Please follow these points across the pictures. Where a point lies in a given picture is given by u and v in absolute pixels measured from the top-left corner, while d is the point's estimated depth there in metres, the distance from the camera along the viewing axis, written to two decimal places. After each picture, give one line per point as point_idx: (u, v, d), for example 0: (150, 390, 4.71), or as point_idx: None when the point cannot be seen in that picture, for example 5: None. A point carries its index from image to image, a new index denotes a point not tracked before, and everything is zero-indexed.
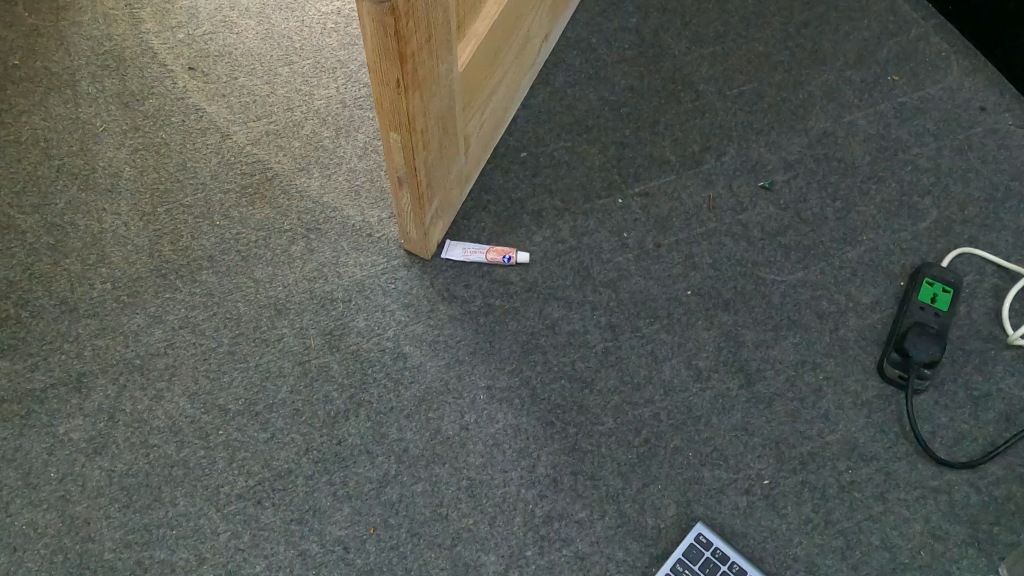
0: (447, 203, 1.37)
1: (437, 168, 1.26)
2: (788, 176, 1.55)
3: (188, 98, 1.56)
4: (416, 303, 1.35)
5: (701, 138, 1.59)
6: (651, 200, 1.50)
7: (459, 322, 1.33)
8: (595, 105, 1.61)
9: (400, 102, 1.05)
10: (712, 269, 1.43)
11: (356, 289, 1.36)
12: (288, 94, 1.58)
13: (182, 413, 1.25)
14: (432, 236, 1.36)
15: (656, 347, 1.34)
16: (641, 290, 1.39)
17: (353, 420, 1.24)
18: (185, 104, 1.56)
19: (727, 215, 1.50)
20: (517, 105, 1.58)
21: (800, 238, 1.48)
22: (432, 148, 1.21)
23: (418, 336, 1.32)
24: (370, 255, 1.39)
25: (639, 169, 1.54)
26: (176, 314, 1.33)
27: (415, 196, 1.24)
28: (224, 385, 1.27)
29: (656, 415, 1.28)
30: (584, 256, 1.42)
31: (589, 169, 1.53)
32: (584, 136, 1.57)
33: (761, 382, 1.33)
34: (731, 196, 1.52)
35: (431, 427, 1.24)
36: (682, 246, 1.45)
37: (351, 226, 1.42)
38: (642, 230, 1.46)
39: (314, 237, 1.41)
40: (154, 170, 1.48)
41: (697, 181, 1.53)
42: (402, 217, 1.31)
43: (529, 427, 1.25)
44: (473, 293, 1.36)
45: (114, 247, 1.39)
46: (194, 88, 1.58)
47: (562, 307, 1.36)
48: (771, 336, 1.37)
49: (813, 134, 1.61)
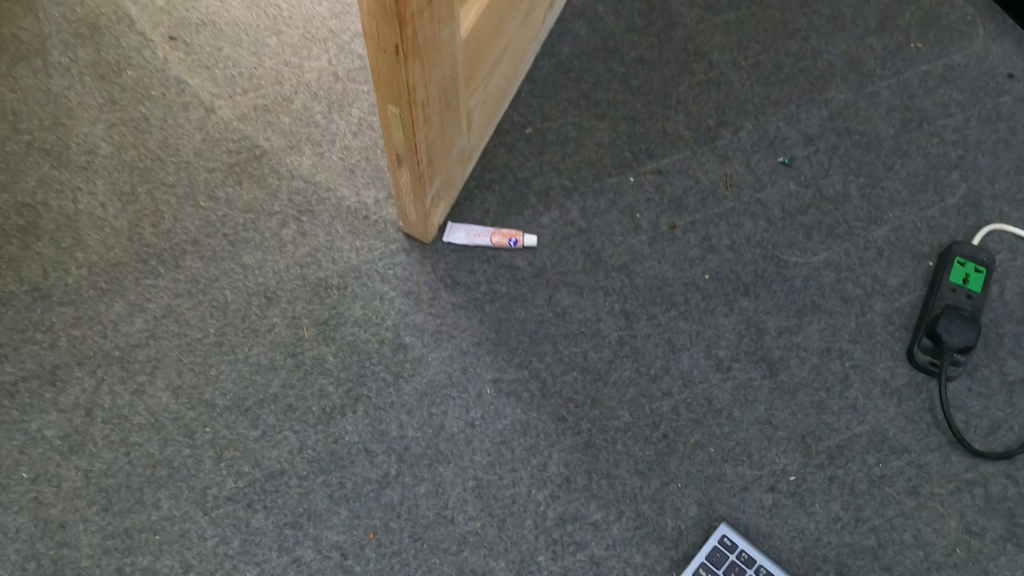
0: (449, 182, 1.28)
1: (438, 145, 1.17)
2: (809, 151, 1.45)
3: (169, 70, 1.47)
4: (417, 290, 1.26)
5: (715, 112, 1.49)
6: (665, 178, 1.41)
7: (462, 310, 1.25)
8: (603, 78, 1.52)
9: (399, 71, 0.96)
10: (731, 251, 1.34)
11: (352, 276, 1.27)
12: (277, 66, 1.48)
13: (165, 409, 1.16)
14: (433, 218, 1.27)
15: (673, 335, 1.25)
16: (656, 275, 1.31)
17: (351, 416, 1.16)
18: (166, 76, 1.46)
19: (745, 193, 1.40)
20: (521, 78, 1.49)
21: (822, 217, 1.38)
22: (433, 123, 1.12)
23: (419, 325, 1.23)
24: (367, 239, 1.30)
25: (651, 145, 1.44)
26: (157, 302, 1.23)
27: (415, 176, 1.15)
28: (211, 379, 1.18)
29: (675, 409, 1.19)
30: (595, 239, 1.33)
31: (599, 145, 1.44)
32: (593, 110, 1.48)
33: (785, 371, 1.24)
34: (750, 173, 1.43)
35: (435, 423, 1.16)
36: (698, 227, 1.36)
37: (346, 208, 1.33)
38: (656, 211, 1.37)
39: (307, 220, 1.31)
40: (132, 147, 1.38)
41: (713, 157, 1.44)
42: (402, 199, 1.21)
43: (540, 423, 1.17)
44: (478, 279, 1.27)
45: (90, 230, 1.29)
46: (175, 59, 1.48)
47: (573, 294, 1.27)
48: (794, 322, 1.28)
49: (833, 107, 1.50)
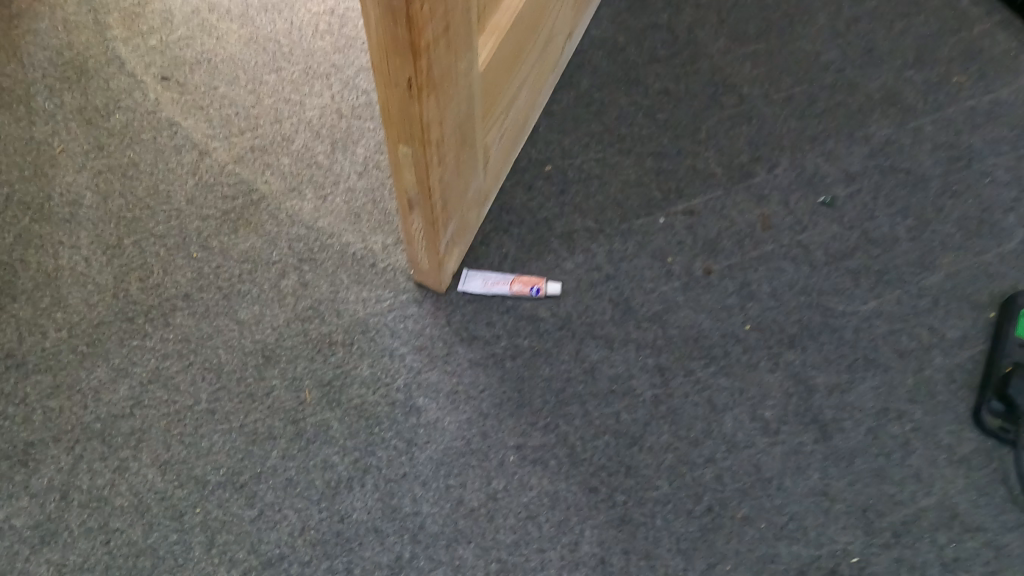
0: (463, 227, 1.17)
1: (452, 187, 1.06)
2: (851, 190, 1.34)
3: (161, 112, 1.37)
4: (430, 345, 1.14)
5: (748, 148, 1.39)
6: (697, 219, 1.30)
7: (480, 368, 1.13)
8: (626, 111, 1.42)
9: (411, 106, 0.85)
10: (772, 299, 1.23)
11: (358, 331, 1.15)
12: (277, 105, 1.38)
13: (150, 488, 1.04)
14: (447, 266, 1.15)
15: (714, 393, 1.13)
16: (693, 325, 1.19)
17: (358, 491, 1.04)
18: (157, 119, 1.36)
19: (784, 235, 1.29)
20: (538, 113, 1.38)
21: (869, 261, 1.27)
22: (448, 163, 1.01)
23: (433, 386, 1.11)
24: (374, 289, 1.19)
25: (681, 184, 1.34)
26: (144, 365, 1.12)
27: (427, 221, 1.04)
28: (202, 452, 1.06)
29: (719, 478, 1.07)
30: (624, 287, 1.22)
31: (624, 184, 1.33)
32: (617, 146, 1.37)
33: (839, 434, 1.12)
34: (788, 213, 1.32)
35: (452, 497, 1.04)
36: (736, 273, 1.25)
37: (352, 256, 1.22)
38: (689, 255, 1.26)
39: (309, 269, 1.20)
40: (120, 196, 1.28)
41: (748, 196, 1.33)
42: (413, 246, 1.10)
43: (569, 495, 1.04)
44: (497, 333, 1.15)
45: (71, 287, 1.19)
46: (168, 100, 1.38)
47: (602, 348, 1.15)
48: (846, 377, 1.16)
49: (874, 143, 1.40)
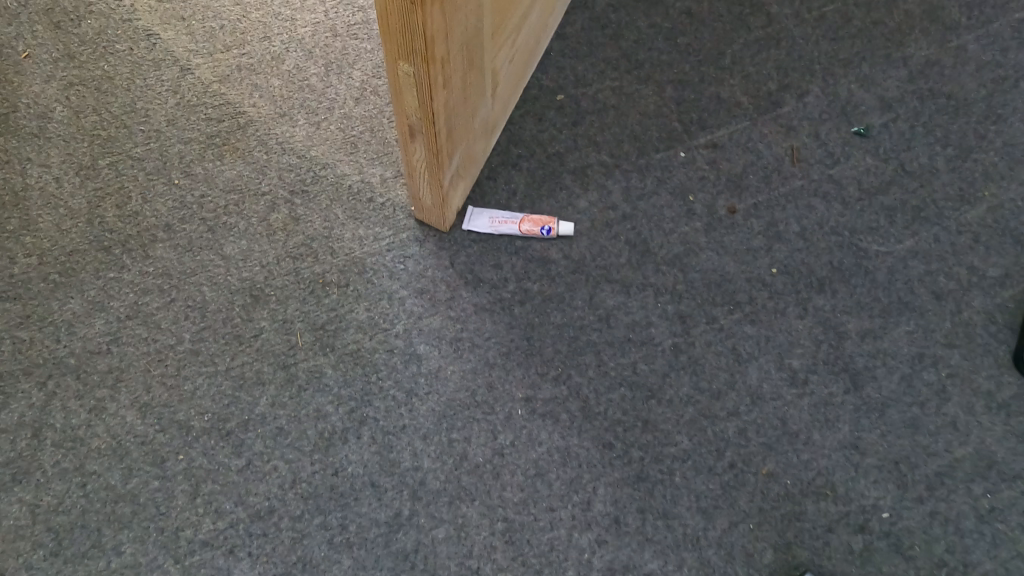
0: (470, 160, 1.07)
1: (458, 113, 0.95)
2: (886, 117, 1.23)
3: (137, 21, 1.26)
4: (431, 288, 1.05)
5: (777, 74, 1.27)
6: (722, 153, 1.19)
7: (487, 313, 1.04)
8: (644, 34, 1.30)
9: (413, 14, 0.74)
10: (801, 239, 1.13)
11: (354, 270, 1.06)
12: (265, 19, 1.27)
13: (130, 431, 0.96)
14: (451, 203, 1.06)
15: (737, 342, 1.05)
16: (716, 268, 1.10)
17: (354, 443, 0.96)
18: (134, 28, 1.25)
19: (815, 170, 1.18)
20: (550, 37, 1.27)
21: (905, 196, 1.16)
22: (454, 85, 0.90)
23: (435, 331, 1.03)
24: (371, 226, 1.09)
25: (705, 114, 1.23)
26: (122, 300, 1.04)
27: (431, 152, 0.93)
28: (186, 396, 0.98)
29: (742, 433, 0.99)
30: (642, 226, 1.12)
31: (643, 114, 1.22)
32: (635, 73, 1.26)
33: (870, 384, 1.03)
34: (819, 144, 1.20)
35: (456, 452, 0.96)
36: (763, 211, 1.15)
37: (348, 188, 1.11)
38: (712, 192, 1.16)
39: (300, 202, 1.10)
40: (93, 111, 1.17)
41: (777, 127, 1.22)
42: (414, 178, 1.00)
43: (581, 450, 0.97)
44: (505, 275, 1.06)
45: (41, 210, 1.09)
46: (145, 8, 1.27)
47: (618, 293, 1.07)
48: (878, 323, 1.07)
49: (913, 65, 1.27)
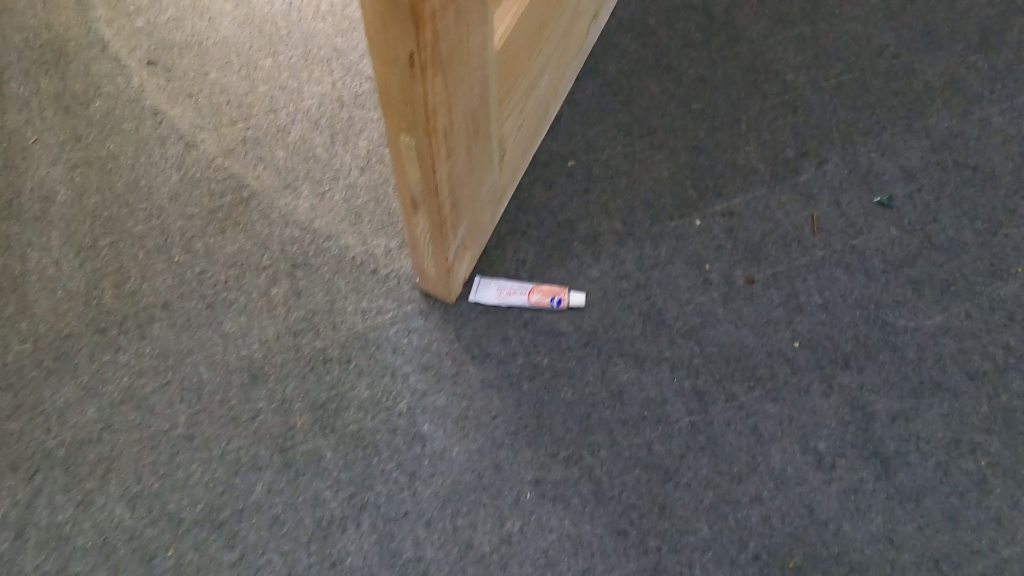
0: (476, 228, 1.03)
1: (462, 184, 0.93)
2: (910, 188, 1.19)
3: (145, 100, 1.25)
4: (435, 363, 1.01)
5: (794, 142, 1.24)
6: (738, 221, 1.16)
7: (494, 389, 0.99)
8: (657, 100, 1.28)
9: (413, 86, 0.72)
10: (824, 312, 1.08)
11: (356, 345, 1.02)
12: (272, 92, 1.25)
13: (118, 526, 0.92)
14: (456, 273, 1.02)
15: (759, 421, 0.99)
16: (735, 342, 1.05)
17: (352, 532, 0.91)
18: (141, 107, 1.24)
19: (837, 239, 1.14)
20: (560, 102, 1.24)
21: (933, 269, 1.11)
22: (457, 156, 0.88)
23: (440, 409, 0.98)
24: (375, 298, 1.06)
25: (720, 181, 1.20)
26: (115, 384, 1.01)
27: (434, 224, 0.90)
28: (178, 485, 0.94)
29: (767, 521, 0.93)
30: (656, 297, 1.08)
31: (656, 181, 1.19)
32: (647, 139, 1.23)
33: (904, 470, 0.97)
34: (840, 214, 1.16)
35: (460, 540, 0.91)
36: (783, 281, 1.10)
37: (350, 259, 1.09)
38: (729, 261, 1.12)
39: (302, 276, 1.07)
40: (96, 191, 1.16)
41: (795, 194, 1.18)
42: (418, 250, 0.97)
43: (594, 538, 0.91)
44: (513, 349, 1.02)
45: (39, 292, 1.07)
46: (153, 87, 1.26)
47: (632, 368, 1.02)
48: (910, 404, 1.01)
49: (935, 135, 1.24)
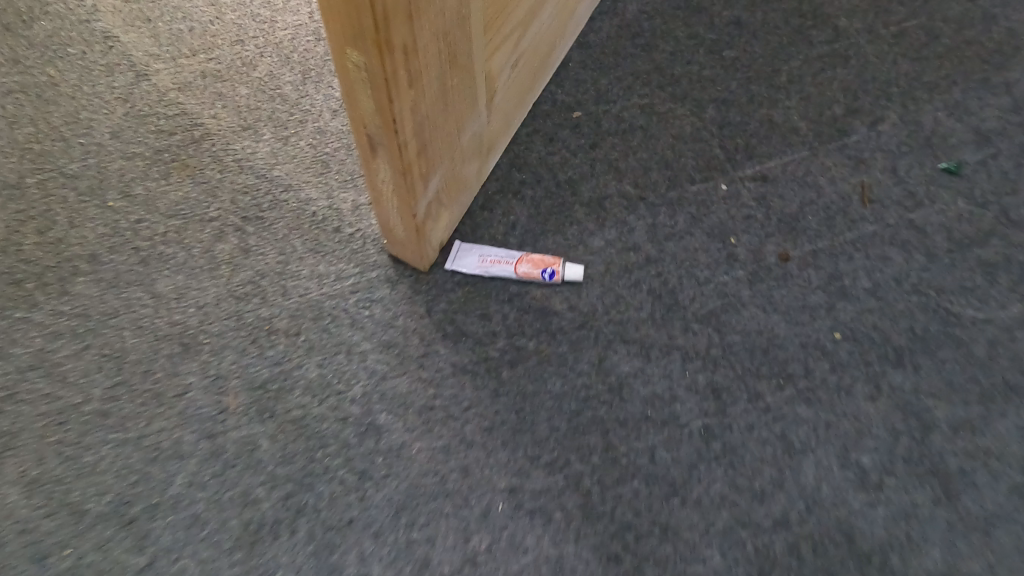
0: (456, 182, 0.86)
1: (435, 124, 0.75)
2: (983, 154, 0.99)
3: (96, 22, 1.10)
4: (399, 342, 0.84)
5: (844, 97, 1.05)
6: (773, 187, 0.97)
7: (468, 376, 0.82)
8: (683, 45, 1.09)
9: None
10: (873, 298, 0.89)
11: (308, 316, 0.86)
12: (241, 20, 1.10)
13: (11, 514, 0.76)
14: (430, 235, 0.84)
15: (788, 427, 0.81)
16: (763, 331, 0.87)
17: (285, 540, 0.75)
18: (90, 30, 1.09)
19: (891, 213, 0.95)
20: (568, 44, 1.06)
21: (1010, 251, 0.92)
22: (425, 85, 0.70)
23: (401, 397, 0.81)
24: (335, 261, 0.89)
25: (753, 140, 1.01)
26: (26, 345, 0.85)
27: (396, 171, 0.73)
28: (84, 471, 0.78)
29: (795, 550, 0.75)
30: (669, 274, 0.90)
31: (676, 138, 1.01)
32: (669, 90, 1.05)
33: (968, 494, 0.78)
34: (897, 183, 0.97)
35: (415, 557, 0.74)
36: (824, 261, 0.92)
37: (310, 215, 0.92)
38: (759, 234, 0.94)
39: (253, 231, 0.91)
40: (29, 122, 1.01)
41: (842, 159, 0.99)
42: (382, 205, 0.79)
43: (578, 563, 0.73)
44: (493, 328, 0.85)
45: None
46: (107, 8, 1.11)
47: (635, 357, 0.84)
48: (978, 413, 0.82)
49: (1016, 93, 1.04)
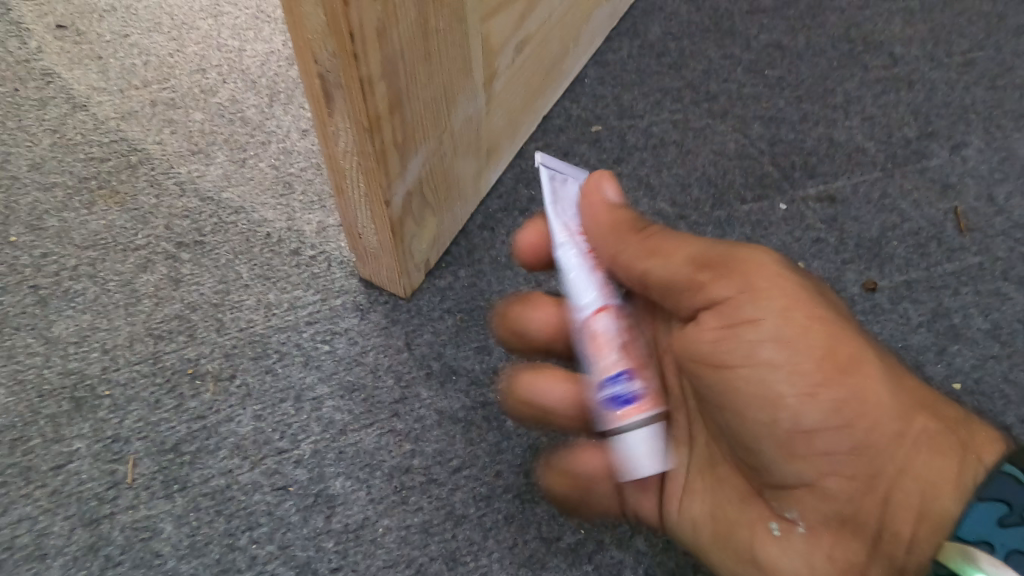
0: (444, 178, 0.66)
1: (414, 76, 0.56)
2: None
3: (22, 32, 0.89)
4: (365, 385, 0.61)
5: (918, 116, 0.83)
6: (844, 209, 0.77)
7: (459, 427, 0.59)
8: (722, 55, 0.89)
9: None
10: (989, 343, 0.70)
11: (248, 357, 0.63)
12: (195, 27, 0.90)
13: None
14: (411, 242, 0.64)
15: None
16: None
17: None
18: (13, 44, 0.88)
19: (998, 243, 0.75)
20: (593, 49, 0.88)
21: None
22: (398, 6, 0.50)
23: (366, 456, 0.58)
24: (291, 287, 0.68)
25: (812, 159, 0.80)
26: None
27: (358, 128, 0.53)
28: None
29: None
30: None
31: (719, 155, 0.81)
32: (705, 106, 0.85)
33: None
34: (998, 211, 0.77)
35: None
36: (924, 295, 0.72)
37: (265, 238, 0.72)
38: (837, 259, 0.74)
39: (190, 260, 0.71)
40: None
41: (925, 182, 0.79)
42: (343, 190, 0.60)
43: None
44: (495, 365, 0.62)
45: None
46: (34, 18, 0.91)
47: None
48: None
49: None
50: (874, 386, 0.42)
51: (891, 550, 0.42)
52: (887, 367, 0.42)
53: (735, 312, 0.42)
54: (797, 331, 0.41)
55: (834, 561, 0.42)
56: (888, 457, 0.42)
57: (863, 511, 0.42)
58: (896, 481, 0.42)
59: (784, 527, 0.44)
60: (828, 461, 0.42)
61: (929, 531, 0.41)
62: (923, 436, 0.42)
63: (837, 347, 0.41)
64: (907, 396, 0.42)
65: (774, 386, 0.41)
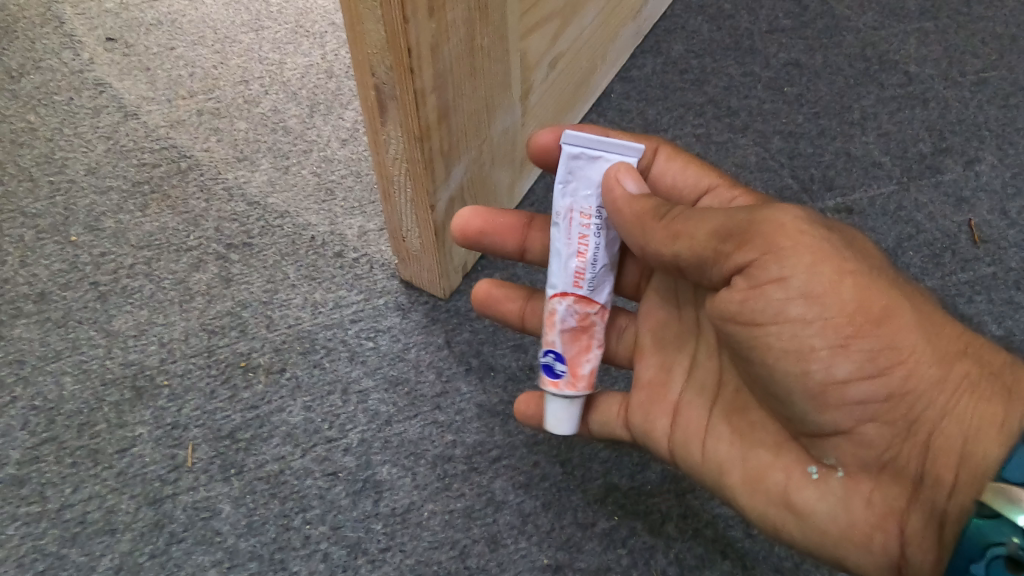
0: (482, 186, 0.70)
1: (460, 90, 0.60)
2: None
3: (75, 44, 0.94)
4: (409, 379, 0.65)
5: (932, 133, 0.87)
6: (862, 220, 0.80)
7: (497, 420, 0.62)
8: (743, 73, 0.92)
9: None
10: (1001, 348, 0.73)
11: (297, 352, 0.67)
12: (239, 41, 0.95)
13: None
14: (451, 246, 0.68)
15: None
16: None
17: None
18: (67, 57, 0.93)
19: (1010, 254, 0.78)
20: (618, 66, 0.92)
21: None
22: (450, 25, 0.54)
23: (410, 445, 0.61)
24: (336, 287, 0.72)
25: (830, 173, 0.84)
26: None
27: (409, 136, 0.57)
28: None
29: None
30: None
31: (741, 167, 0.84)
32: (727, 120, 0.88)
33: None
34: (1010, 224, 0.80)
35: None
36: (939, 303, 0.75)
37: (310, 241, 0.76)
38: None
39: (239, 261, 0.75)
40: None
41: (939, 196, 0.82)
42: (390, 196, 0.64)
43: None
44: (530, 362, 0.66)
45: None
46: (87, 32, 0.95)
47: None
48: None
49: None
50: (905, 332, 0.42)
51: (931, 494, 0.43)
52: (918, 313, 0.43)
53: (761, 269, 0.41)
54: (831, 284, 0.41)
55: (870, 506, 0.45)
56: (925, 402, 0.43)
57: (901, 456, 0.44)
58: (935, 427, 0.43)
59: (823, 472, 0.46)
60: (864, 409, 0.43)
61: (970, 477, 0.42)
62: (965, 380, 0.43)
63: (871, 298, 0.42)
64: (943, 343, 0.44)
65: (806, 338, 0.41)
